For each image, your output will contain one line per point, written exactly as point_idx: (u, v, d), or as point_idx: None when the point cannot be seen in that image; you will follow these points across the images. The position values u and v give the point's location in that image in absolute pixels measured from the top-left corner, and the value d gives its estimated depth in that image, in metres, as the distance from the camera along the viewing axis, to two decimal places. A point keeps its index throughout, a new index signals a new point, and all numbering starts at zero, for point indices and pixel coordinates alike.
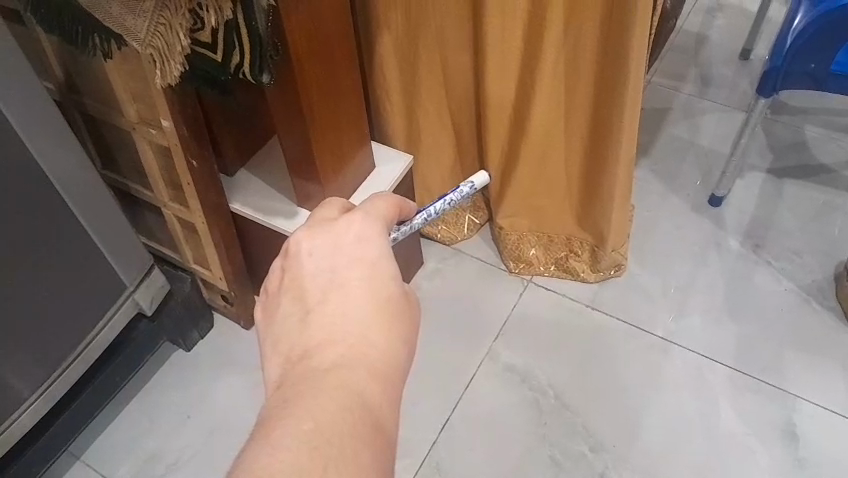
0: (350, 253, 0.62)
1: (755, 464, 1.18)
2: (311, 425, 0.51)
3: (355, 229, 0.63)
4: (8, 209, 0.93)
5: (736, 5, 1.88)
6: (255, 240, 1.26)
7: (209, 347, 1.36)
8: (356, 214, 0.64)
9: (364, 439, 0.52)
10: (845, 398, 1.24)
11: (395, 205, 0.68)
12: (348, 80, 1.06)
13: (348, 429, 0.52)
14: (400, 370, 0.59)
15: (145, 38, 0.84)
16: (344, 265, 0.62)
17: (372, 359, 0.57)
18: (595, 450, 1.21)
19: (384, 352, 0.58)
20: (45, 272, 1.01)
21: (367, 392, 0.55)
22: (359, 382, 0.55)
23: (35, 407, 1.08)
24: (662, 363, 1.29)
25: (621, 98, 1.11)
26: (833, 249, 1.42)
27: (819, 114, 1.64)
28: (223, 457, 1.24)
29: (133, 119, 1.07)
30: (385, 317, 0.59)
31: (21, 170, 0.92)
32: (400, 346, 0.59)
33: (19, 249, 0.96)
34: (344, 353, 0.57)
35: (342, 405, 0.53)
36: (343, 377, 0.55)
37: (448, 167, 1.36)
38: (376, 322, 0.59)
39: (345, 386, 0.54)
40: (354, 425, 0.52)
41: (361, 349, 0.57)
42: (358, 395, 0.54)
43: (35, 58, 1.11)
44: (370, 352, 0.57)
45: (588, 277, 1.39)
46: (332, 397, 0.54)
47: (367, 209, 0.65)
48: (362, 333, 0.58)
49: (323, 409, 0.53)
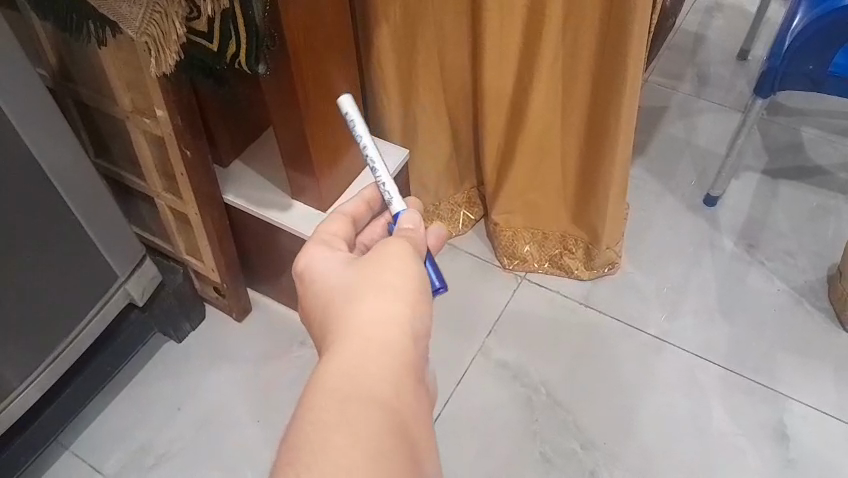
0: (324, 276, 0.63)
1: (744, 464, 1.19)
2: (306, 424, 0.48)
3: (318, 256, 0.66)
4: (7, 209, 0.93)
5: (735, 5, 1.88)
6: (249, 232, 1.26)
7: (201, 340, 1.36)
8: (319, 243, 0.67)
9: (336, 431, 0.48)
10: (835, 400, 1.25)
11: (360, 208, 0.75)
12: (346, 75, 1.06)
13: (318, 424, 0.48)
14: (387, 351, 0.54)
15: (141, 26, 0.83)
16: (327, 289, 0.62)
17: (373, 333, 0.55)
18: (586, 447, 1.21)
19: (365, 343, 0.54)
20: (44, 272, 1.01)
21: (352, 386, 0.51)
22: (334, 378, 0.51)
23: (24, 396, 1.07)
24: (655, 362, 1.30)
25: (617, 99, 1.11)
26: (826, 251, 1.43)
27: (816, 116, 1.65)
28: (215, 451, 1.23)
29: (128, 109, 1.07)
30: (379, 286, 0.59)
31: (22, 168, 0.93)
32: (381, 331, 0.55)
33: (16, 248, 0.96)
34: (338, 340, 0.55)
35: (339, 391, 0.50)
36: (339, 360, 0.53)
37: (443, 164, 1.36)
38: (356, 321, 0.57)
39: (344, 368, 0.52)
40: (336, 417, 0.48)
41: (340, 348, 0.55)
42: (332, 389, 0.51)
43: (29, 45, 1.10)
44: (348, 347, 0.54)
45: (581, 274, 1.39)
46: (324, 389, 0.51)
47: (326, 234, 0.69)
48: (359, 316, 0.57)
49: (317, 405, 0.50)
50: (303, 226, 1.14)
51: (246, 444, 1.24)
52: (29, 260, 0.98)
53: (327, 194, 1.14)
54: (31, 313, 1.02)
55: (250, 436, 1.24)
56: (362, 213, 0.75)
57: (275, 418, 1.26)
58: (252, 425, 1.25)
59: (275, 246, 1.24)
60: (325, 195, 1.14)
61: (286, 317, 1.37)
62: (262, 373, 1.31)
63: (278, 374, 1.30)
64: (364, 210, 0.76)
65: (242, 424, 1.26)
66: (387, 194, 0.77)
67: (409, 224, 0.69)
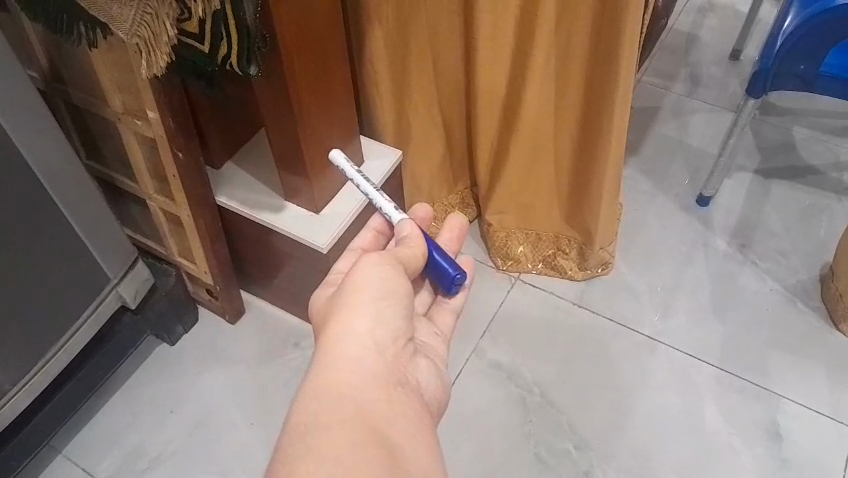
0: (321, 308, 0.72)
1: (737, 463, 1.19)
2: (297, 446, 0.55)
3: (320, 293, 0.76)
4: (8, 209, 0.92)
5: (727, 6, 1.89)
6: (242, 234, 1.25)
7: (196, 341, 1.35)
8: (324, 282, 0.78)
9: (321, 439, 0.55)
10: (828, 398, 1.25)
11: (368, 238, 0.87)
12: (337, 75, 1.06)
13: (309, 435, 0.56)
14: (364, 371, 0.63)
15: (131, 28, 0.82)
16: (321, 316, 0.71)
17: (353, 350, 0.64)
18: (580, 448, 1.21)
19: (347, 365, 0.63)
20: (44, 272, 1.01)
21: (335, 402, 0.59)
22: (321, 397, 0.60)
23: (17, 399, 1.06)
24: (649, 361, 1.30)
25: (611, 104, 1.12)
26: (818, 250, 1.44)
27: (808, 115, 1.66)
28: (209, 453, 1.23)
29: (120, 111, 1.06)
30: (353, 302, 0.68)
31: (21, 171, 0.92)
32: (359, 351, 0.64)
33: (14, 249, 0.96)
34: (326, 359, 0.64)
35: (325, 410, 0.58)
36: (327, 380, 0.61)
37: (436, 164, 1.36)
38: (340, 342, 0.65)
39: (328, 388, 0.61)
40: (321, 429, 0.56)
41: (328, 366, 0.63)
42: (320, 406, 0.59)
43: (19, 46, 1.10)
44: (335, 369, 0.62)
45: (575, 275, 1.40)
46: (313, 404, 0.59)
47: (334, 274, 0.79)
48: (343, 336, 0.65)
49: (308, 426, 0.57)
50: (295, 227, 1.14)
51: (241, 446, 1.23)
52: (30, 259, 0.98)
53: (321, 190, 1.13)
54: (23, 315, 1.01)
55: (244, 437, 1.24)
56: (373, 243, 0.87)
57: (269, 419, 1.25)
58: (247, 427, 1.25)
59: (268, 248, 1.23)
60: (320, 190, 1.13)
61: (280, 318, 1.37)
62: (256, 375, 1.30)
63: (272, 375, 1.30)
64: (373, 239, 0.87)
65: (237, 426, 1.25)
66: (385, 208, 0.86)
67: (406, 230, 0.79)
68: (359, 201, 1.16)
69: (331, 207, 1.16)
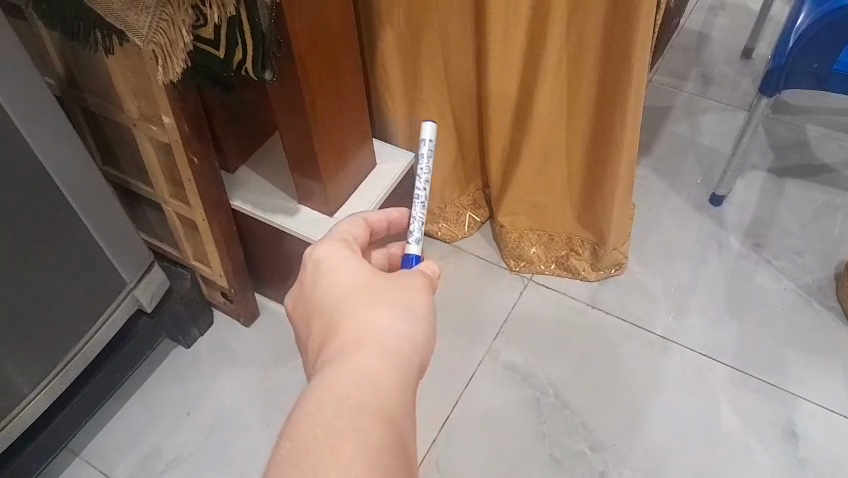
0: (350, 276, 0.64)
1: (754, 463, 1.18)
2: (315, 429, 0.50)
3: (339, 251, 0.66)
4: (25, 213, 0.94)
5: (738, 4, 1.88)
6: (255, 237, 1.26)
7: (210, 344, 1.36)
8: (335, 238, 0.67)
9: (348, 436, 0.49)
10: (845, 397, 1.24)
11: (384, 221, 0.73)
12: (349, 77, 1.06)
13: (335, 427, 0.50)
14: (400, 369, 0.56)
15: (148, 34, 0.82)
16: (349, 289, 0.63)
17: (391, 342, 0.58)
18: (595, 448, 1.21)
19: (382, 359, 0.56)
20: (63, 276, 1.02)
21: (368, 395, 0.52)
22: (350, 385, 0.53)
23: (36, 402, 1.08)
24: (663, 362, 1.29)
25: (625, 105, 1.11)
26: (834, 249, 1.42)
27: (821, 113, 1.64)
28: (224, 455, 1.23)
29: (135, 116, 1.07)
30: (402, 291, 0.63)
31: (40, 176, 0.94)
32: (395, 347, 0.58)
33: (33, 253, 0.97)
34: (358, 345, 0.57)
35: (353, 398, 0.52)
36: (358, 370, 0.54)
37: (449, 166, 1.36)
38: (378, 333, 0.58)
39: (359, 373, 0.54)
40: (347, 425, 0.50)
41: (357, 355, 0.56)
42: (348, 395, 0.52)
43: (36, 53, 1.11)
44: (367, 360, 0.55)
45: (588, 275, 1.39)
46: (340, 391, 0.52)
47: (348, 237, 0.68)
48: (381, 330, 0.58)
49: (335, 416, 0.50)
50: (310, 230, 1.15)
51: (256, 447, 1.24)
52: (49, 264, 1.00)
53: (336, 193, 1.14)
54: (40, 318, 1.02)
55: (258, 438, 1.25)
56: (379, 221, 0.73)
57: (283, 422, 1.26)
58: (261, 428, 1.26)
59: (282, 251, 1.24)
60: (335, 193, 1.14)
61: None
62: (269, 377, 1.31)
63: (286, 377, 1.31)
64: (385, 226, 0.73)
65: (251, 428, 1.26)
66: (413, 228, 0.76)
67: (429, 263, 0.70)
68: (373, 203, 1.18)
69: (345, 209, 1.17)
